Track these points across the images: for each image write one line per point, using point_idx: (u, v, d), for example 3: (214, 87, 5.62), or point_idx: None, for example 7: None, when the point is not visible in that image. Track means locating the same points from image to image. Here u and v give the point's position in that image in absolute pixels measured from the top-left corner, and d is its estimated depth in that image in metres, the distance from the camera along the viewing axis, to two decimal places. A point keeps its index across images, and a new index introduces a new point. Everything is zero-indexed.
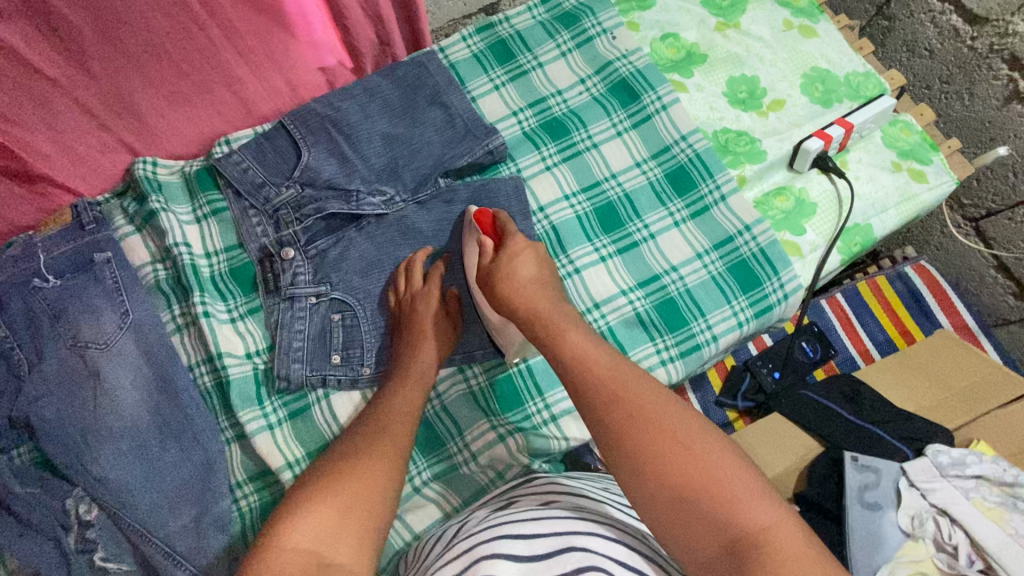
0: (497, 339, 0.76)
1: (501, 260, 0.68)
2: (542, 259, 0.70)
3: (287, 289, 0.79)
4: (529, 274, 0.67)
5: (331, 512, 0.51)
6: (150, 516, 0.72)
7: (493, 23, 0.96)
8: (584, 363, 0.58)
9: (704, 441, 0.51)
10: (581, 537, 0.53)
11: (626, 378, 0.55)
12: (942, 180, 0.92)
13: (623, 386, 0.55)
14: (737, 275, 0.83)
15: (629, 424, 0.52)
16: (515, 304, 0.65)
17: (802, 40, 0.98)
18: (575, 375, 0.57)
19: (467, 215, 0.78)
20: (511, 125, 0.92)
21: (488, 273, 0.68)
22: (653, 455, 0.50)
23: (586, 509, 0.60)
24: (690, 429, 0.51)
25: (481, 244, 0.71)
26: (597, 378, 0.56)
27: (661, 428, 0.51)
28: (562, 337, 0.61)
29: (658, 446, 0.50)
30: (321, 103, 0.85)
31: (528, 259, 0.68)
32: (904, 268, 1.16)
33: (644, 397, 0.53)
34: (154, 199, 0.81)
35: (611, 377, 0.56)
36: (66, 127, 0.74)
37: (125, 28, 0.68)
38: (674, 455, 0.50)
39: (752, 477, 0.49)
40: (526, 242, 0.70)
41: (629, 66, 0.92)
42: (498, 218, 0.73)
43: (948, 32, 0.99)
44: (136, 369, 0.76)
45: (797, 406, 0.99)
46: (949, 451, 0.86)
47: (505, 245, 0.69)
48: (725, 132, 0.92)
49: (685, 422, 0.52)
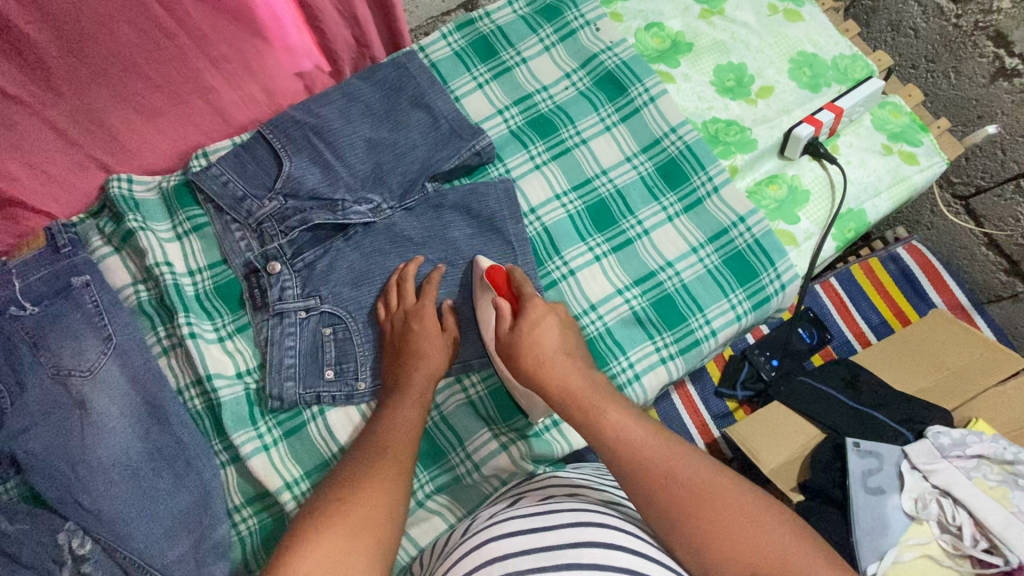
0: (520, 401, 0.74)
1: (521, 328, 0.65)
2: (563, 323, 0.67)
3: (274, 304, 0.77)
4: (554, 345, 0.64)
5: (337, 535, 0.49)
6: (145, 546, 0.70)
7: (474, 18, 0.93)
8: (630, 444, 0.57)
9: (767, 518, 0.51)
10: (589, 527, 0.52)
11: (674, 456, 0.55)
12: (933, 161, 0.91)
13: (675, 466, 0.55)
14: (733, 268, 0.82)
15: (686, 504, 0.52)
16: (546, 380, 0.62)
17: (787, 25, 0.96)
18: (622, 456, 0.56)
19: (479, 266, 0.76)
20: (497, 124, 0.89)
21: (512, 343, 0.65)
22: (715, 536, 0.51)
23: (587, 497, 0.59)
24: (746, 504, 0.52)
25: (497, 307, 0.67)
26: (646, 462, 0.55)
27: (719, 506, 0.52)
28: (599, 413, 0.59)
29: (725, 530, 0.51)
30: (300, 110, 0.82)
31: (550, 325, 0.66)
32: (896, 249, 1.16)
33: (699, 478, 0.54)
34: (131, 218, 0.78)
35: (657, 455, 0.56)
36: (34, 148, 0.71)
37: (93, 43, 0.65)
38: (736, 534, 0.50)
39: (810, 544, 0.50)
40: (546, 307, 0.67)
41: (615, 59, 0.90)
42: (513, 277, 0.71)
43: (933, 11, 0.98)
44: (123, 396, 0.73)
45: (796, 392, 0.99)
46: (950, 432, 0.86)
47: (523, 311, 0.66)
48: (714, 122, 0.91)
49: (744, 499, 0.53)
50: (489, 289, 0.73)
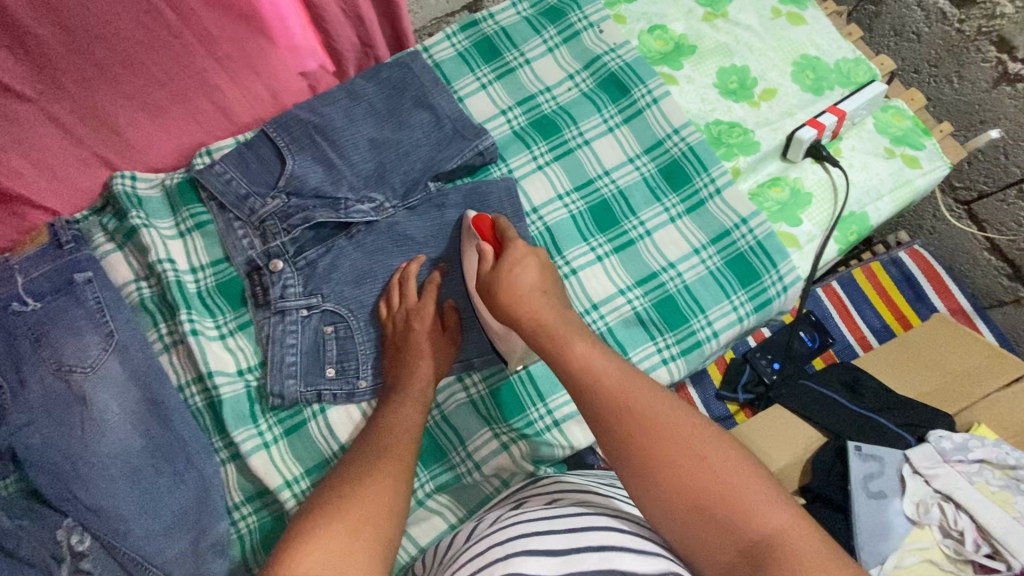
0: (500, 346, 0.74)
1: (502, 266, 0.64)
2: (544, 265, 0.66)
3: (276, 302, 0.77)
4: (532, 283, 0.64)
5: (338, 533, 0.49)
6: (146, 544, 0.70)
7: (478, 19, 0.93)
8: (595, 375, 0.56)
9: (713, 448, 0.51)
10: (592, 532, 0.52)
11: (635, 389, 0.55)
12: (936, 165, 0.91)
13: (629, 394, 0.55)
14: (736, 270, 0.82)
15: (642, 436, 0.52)
16: (519, 313, 0.62)
17: (790, 29, 0.97)
18: (583, 386, 0.56)
19: (467, 219, 0.77)
20: (500, 125, 0.90)
21: (489, 282, 0.64)
22: (666, 468, 0.51)
23: (590, 502, 0.59)
24: (694, 434, 0.52)
25: (479, 251, 0.67)
26: (604, 390, 0.55)
27: (673, 439, 0.52)
28: (566, 345, 0.59)
29: (668, 454, 0.51)
30: (304, 109, 0.82)
31: (530, 267, 0.65)
32: (898, 253, 1.16)
33: (652, 406, 0.54)
34: (134, 215, 0.78)
35: (619, 389, 0.55)
36: (39, 144, 0.71)
37: (98, 40, 0.65)
38: (686, 467, 0.50)
39: (765, 483, 0.50)
40: (526, 248, 0.66)
41: (618, 61, 0.90)
42: (497, 224, 0.71)
43: (935, 16, 0.98)
44: (124, 393, 0.73)
45: (795, 394, 0.99)
46: (952, 436, 0.85)
47: (506, 252, 0.66)
48: (717, 124, 0.91)
49: (693, 429, 0.52)
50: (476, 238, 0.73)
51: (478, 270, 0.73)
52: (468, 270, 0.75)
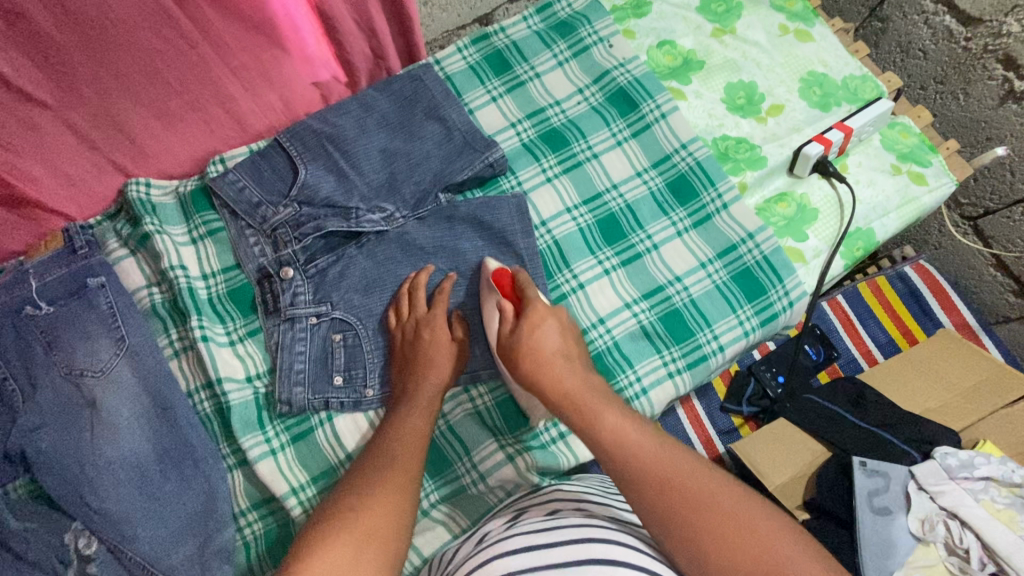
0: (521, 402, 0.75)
1: (523, 330, 0.67)
2: (562, 326, 0.69)
3: (286, 309, 0.77)
4: (553, 348, 0.66)
5: (345, 545, 0.50)
6: (152, 548, 0.70)
7: (489, 33, 0.95)
8: (627, 446, 0.58)
9: (755, 519, 0.52)
10: (595, 544, 0.53)
11: (670, 459, 0.57)
12: (942, 182, 0.92)
13: (667, 466, 0.56)
14: (742, 284, 0.83)
15: (683, 508, 0.53)
16: (544, 382, 0.64)
17: (798, 45, 0.98)
18: (619, 459, 0.58)
19: (485, 269, 0.77)
20: (510, 137, 0.91)
21: (512, 347, 0.67)
22: (712, 539, 0.51)
23: (593, 514, 0.59)
24: (734, 503, 0.54)
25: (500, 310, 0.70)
26: (643, 464, 0.56)
27: (715, 509, 0.53)
28: (595, 418, 0.60)
29: (714, 528, 0.52)
30: (317, 119, 0.83)
31: (549, 329, 0.68)
32: (904, 268, 1.17)
33: (691, 480, 0.55)
34: (148, 222, 0.79)
35: (655, 460, 0.57)
36: (56, 151, 0.73)
37: (117, 50, 0.67)
38: (731, 536, 0.51)
39: (807, 547, 0.51)
40: (546, 309, 0.69)
41: (627, 76, 0.92)
42: (518, 279, 0.73)
43: (942, 33, 0.99)
44: (134, 397, 0.74)
45: (802, 410, 0.98)
46: (958, 453, 0.85)
47: (525, 314, 0.68)
48: (724, 139, 0.92)
49: (733, 499, 0.54)
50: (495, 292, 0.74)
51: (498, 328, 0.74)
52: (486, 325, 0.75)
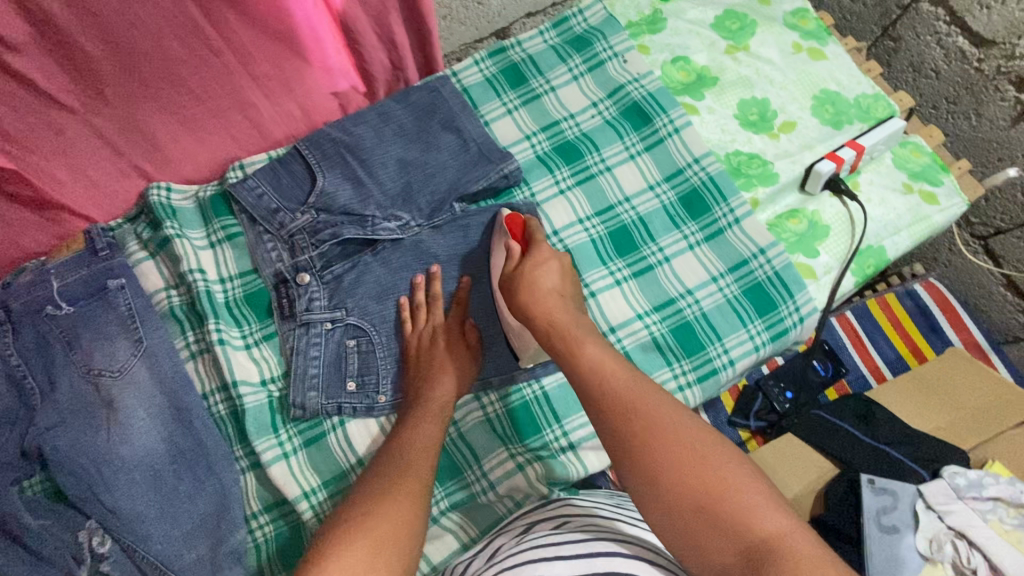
0: (513, 342, 0.77)
1: (525, 266, 0.69)
2: (565, 269, 0.70)
3: (302, 314, 0.79)
4: (552, 285, 0.67)
5: (361, 552, 0.50)
6: (164, 548, 0.71)
7: (506, 47, 0.97)
8: (602, 376, 0.58)
9: (717, 452, 0.51)
10: (592, 557, 0.53)
11: (642, 391, 0.56)
12: (954, 202, 0.92)
13: (636, 396, 0.55)
14: (753, 299, 0.83)
15: (645, 435, 0.53)
16: (534, 312, 0.65)
17: (811, 63, 0.99)
18: (591, 385, 0.57)
19: (500, 216, 0.81)
20: (524, 149, 0.92)
21: (511, 279, 0.69)
22: (669, 468, 0.51)
23: (597, 528, 0.60)
24: (698, 436, 0.52)
25: (509, 250, 0.72)
26: (614, 392, 0.56)
27: (676, 439, 0.52)
28: (578, 344, 0.61)
29: (673, 456, 0.51)
30: (336, 128, 0.85)
31: (551, 270, 0.69)
32: (913, 285, 1.17)
33: (657, 409, 0.54)
34: (169, 225, 0.81)
35: (626, 390, 0.56)
36: (81, 155, 0.74)
37: (143, 58, 0.68)
38: (687, 466, 0.50)
39: (766, 486, 0.50)
40: (551, 252, 0.70)
41: (641, 90, 0.93)
42: (528, 226, 0.75)
43: (954, 54, 0.99)
44: (150, 398, 0.75)
45: (812, 426, 0.99)
46: (966, 473, 0.85)
47: (530, 253, 0.70)
48: (737, 155, 0.93)
49: (696, 432, 0.53)
50: (506, 235, 0.77)
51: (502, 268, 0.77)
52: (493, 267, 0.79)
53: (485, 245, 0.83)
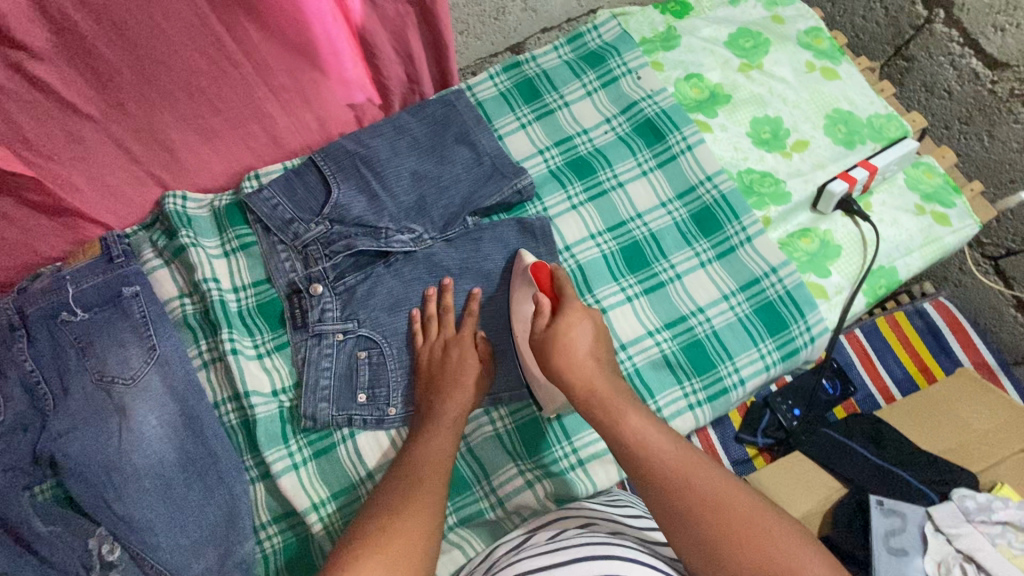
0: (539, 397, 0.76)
1: (558, 326, 0.67)
2: (598, 328, 0.68)
3: (315, 325, 0.79)
4: (586, 349, 0.66)
5: (377, 568, 0.51)
6: (173, 557, 0.71)
7: (521, 61, 0.97)
8: (650, 449, 0.60)
9: (770, 523, 0.55)
10: (594, 560, 0.53)
11: (692, 465, 0.59)
12: (966, 223, 0.92)
13: (687, 471, 0.58)
14: (764, 317, 0.83)
15: (702, 511, 0.56)
16: (572, 381, 0.64)
17: (824, 82, 0.99)
18: (641, 462, 0.60)
19: (524, 261, 0.79)
20: (537, 164, 0.93)
21: (543, 340, 0.67)
22: (730, 543, 0.54)
23: (594, 526, 0.63)
24: (750, 508, 0.56)
25: (537, 304, 0.69)
26: (665, 468, 0.59)
27: (732, 514, 0.55)
28: (622, 421, 0.61)
29: (732, 534, 0.54)
30: (351, 140, 0.86)
31: (584, 330, 0.67)
32: (923, 304, 1.17)
33: (711, 485, 0.57)
34: (184, 234, 0.81)
35: (676, 463, 0.59)
36: (99, 162, 0.75)
37: (163, 68, 0.68)
38: (746, 540, 0.54)
39: (817, 552, 0.54)
40: (583, 309, 0.68)
41: (654, 107, 0.93)
42: (556, 277, 0.73)
43: (967, 75, 1.00)
44: (162, 406, 0.75)
45: (820, 444, 0.98)
46: (975, 496, 0.84)
47: (563, 312, 0.68)
48: (749, 173, 0.93)
49: (749, 504, 0.56)
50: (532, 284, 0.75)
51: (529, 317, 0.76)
52: (518, 313, 0.78)
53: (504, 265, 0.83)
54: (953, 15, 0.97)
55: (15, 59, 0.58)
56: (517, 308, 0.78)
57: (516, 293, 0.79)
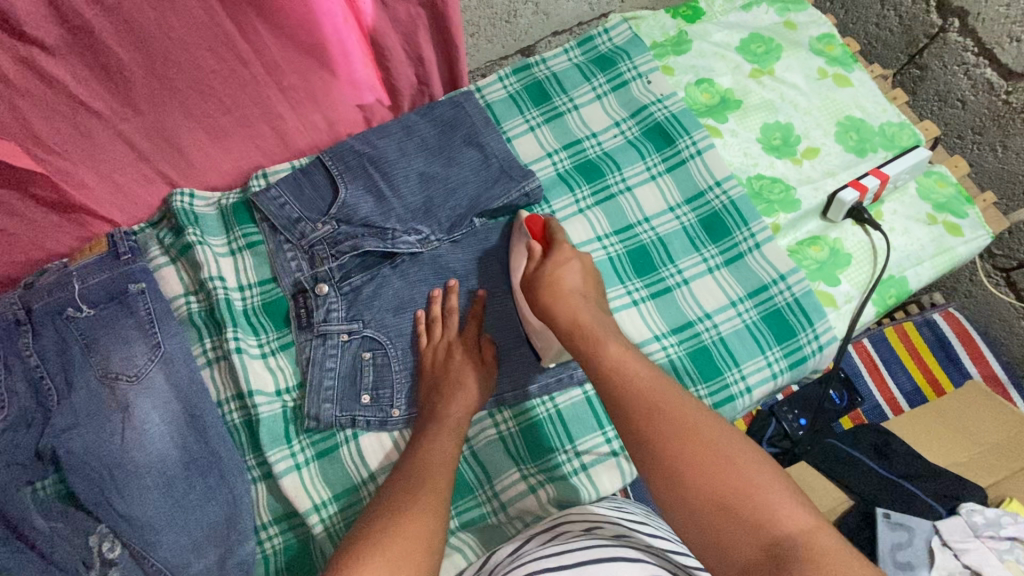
0: (534, 342, 0.77)
1: (548, 265, 0.69)
2: (586, 269, 0.70)
3: (319, 325, 0.79)
4: (573, 285, 0.67)
5: (379, 569, 0.50)
6: (174, 556, 0.71)
7: (530, 64, 0.97)
8: (623, 375, 0.58)
9: (739, 450, 0.51)
10: (592, 564, 0.52)
11: (663, 389, 0.56)
12: (978, 234, 0.91)
13: (658, 394, 0.55)
14: (772, 325, 0.83)
15: (664, 431, 0.52)
16: (556, 311, 0.65)
17: (836, 90, 0.98)
18: (612, 383, 0.58)
19: (520, 218, 0.82)
20: (545, 166, 0.92)
21: (534, 277, 0.69)
22: (690, 463, 0.50)
23: (598, 530, 0.62)
24: (718, 433, 0.52)
25: (529, 247, 0.71)
26: (634, 390, 0.56)
27: (695, 436, 0.52)
28: (600, 345, 0.61)
29: (695, 454, 0.51)
30: (359, 140, 0.85)
31: (573, 268, 0.69)
32: (933, 315, 1.16)
33: (679, 407, 0.54)
34: (191, 232, 0.81)
35: (648, 388, 0.56)
36: (108, 159, 0.75)
37: (173, 66, 0.68)
38: (707, 462, 0.50)
39: (786, 483, 0.49)
40: (572, 252, 0.71)
41: (664, 111, 0.93)
42: (549, 225, 0.75)
43: (982, 85, 0.99)
44: (165, 404, 0.75)
45: (826, 457, 0.98)
46: (984, 510, 0.82)
47: (552, 254, 0.70)
48: (759, 179, 0.92)
49: (717, 429, 0.52)
50: (527, 236, 0.78)
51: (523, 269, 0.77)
52: (513, 270, 0.80)
53: (508, 263, 0.83)
54: (968, 24, 0.96)
55: (25, 54, 0.58)
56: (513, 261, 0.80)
57: (513, 253, 0.81)
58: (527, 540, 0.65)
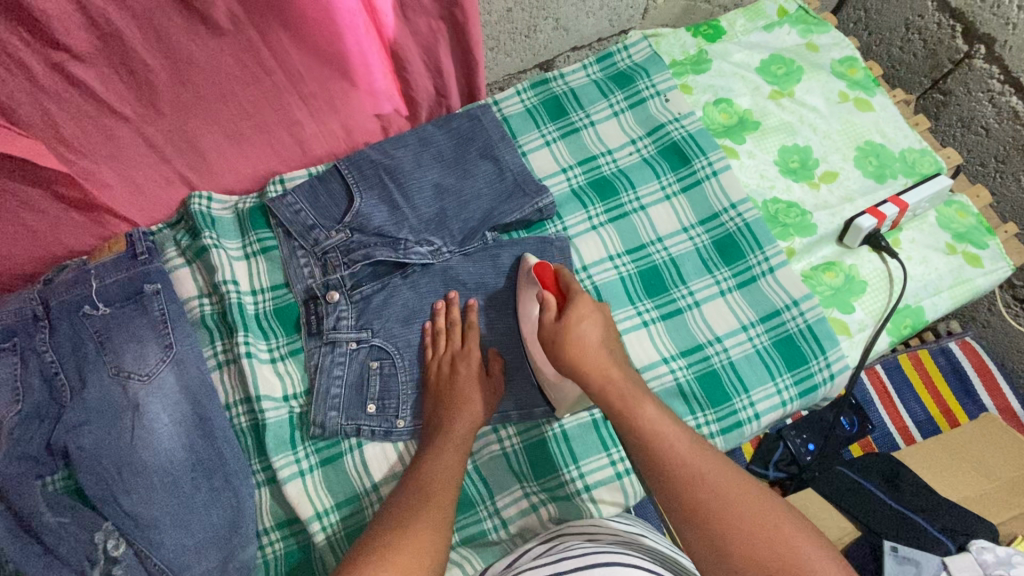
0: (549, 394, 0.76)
1: (568, 320, 0.65)
2: (606, 321, 0.67)
3: (329, 332, 0.79)
4: (597, 340, 0.65)
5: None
6: (176, 556, 0.71)
7: (548, 79, 0.97)
8: (664, 440, 0.58)
9: (784, 522, 0.52)
10: (618, 566, 0.52)
11: (706, 459, 0.56)
12: (998, 266, 0.90)
13: (700, 463, 0.56)
14: (782, 351, 0.82)
15: (710, 502, 0.53)
16: (585, 371, 0.63)
17: (857, 114, 0.97)
18: (653, 451, 0.58)
19: (525, 263, 0.79)
20: (560, 182, 0.92)
21: (554, 335, 0.65)
22: (737, 534, 0.51)
23: (599, 537, 0.62)
24: (760, 503, 0.53)
25: (544, 300, 0.68)
26: (673, 452, 0.57)
27: (739, 509, 0.53)
28: (637, 406, 0.60)
29: (740, 525, 0.52)
30: (376, 150, 0.86)
31: (595, 322, 0.66)
32: (948, 343, 1.14)
33: (724, 479, 0.55)
34: (207, 235, 0.82)
35: (689, 456, 0.57)
36: (130, 161, 0.76)
37: (198, 72, 0.69)
38: (753, 535, 0.51)
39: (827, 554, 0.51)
40: (592, 303, 0.67)
41: (681, 131, 0.92)
42: (560, 275, 0.73)
43: (1006, 114, 0.97)
44: (175, 405, 0.76)
45: (833, 482, 0.96)
46: (994, 549, 0.78)
47: (570, 306, 0.67)
48: (775, 203, 0.91)
49: (758, 500, 0.53)
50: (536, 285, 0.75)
51: (537, 316, 0.76)
52: (523, 314, 0.78)
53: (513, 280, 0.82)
54: (995, 51, 0.94)
55: (57, 60, 0.59)
56: (522, 310, 0.78)
57: (520, 297, 0.78)
58: (533, 548, 0.65)
